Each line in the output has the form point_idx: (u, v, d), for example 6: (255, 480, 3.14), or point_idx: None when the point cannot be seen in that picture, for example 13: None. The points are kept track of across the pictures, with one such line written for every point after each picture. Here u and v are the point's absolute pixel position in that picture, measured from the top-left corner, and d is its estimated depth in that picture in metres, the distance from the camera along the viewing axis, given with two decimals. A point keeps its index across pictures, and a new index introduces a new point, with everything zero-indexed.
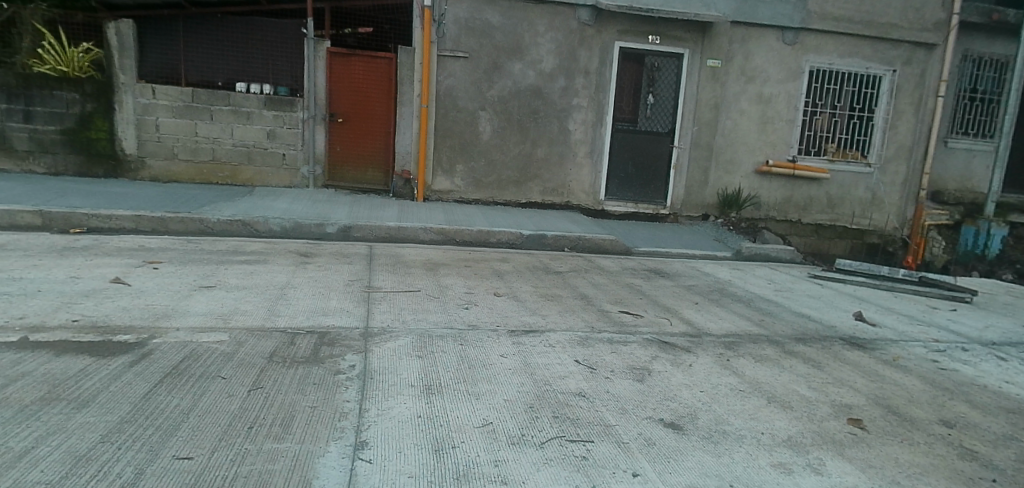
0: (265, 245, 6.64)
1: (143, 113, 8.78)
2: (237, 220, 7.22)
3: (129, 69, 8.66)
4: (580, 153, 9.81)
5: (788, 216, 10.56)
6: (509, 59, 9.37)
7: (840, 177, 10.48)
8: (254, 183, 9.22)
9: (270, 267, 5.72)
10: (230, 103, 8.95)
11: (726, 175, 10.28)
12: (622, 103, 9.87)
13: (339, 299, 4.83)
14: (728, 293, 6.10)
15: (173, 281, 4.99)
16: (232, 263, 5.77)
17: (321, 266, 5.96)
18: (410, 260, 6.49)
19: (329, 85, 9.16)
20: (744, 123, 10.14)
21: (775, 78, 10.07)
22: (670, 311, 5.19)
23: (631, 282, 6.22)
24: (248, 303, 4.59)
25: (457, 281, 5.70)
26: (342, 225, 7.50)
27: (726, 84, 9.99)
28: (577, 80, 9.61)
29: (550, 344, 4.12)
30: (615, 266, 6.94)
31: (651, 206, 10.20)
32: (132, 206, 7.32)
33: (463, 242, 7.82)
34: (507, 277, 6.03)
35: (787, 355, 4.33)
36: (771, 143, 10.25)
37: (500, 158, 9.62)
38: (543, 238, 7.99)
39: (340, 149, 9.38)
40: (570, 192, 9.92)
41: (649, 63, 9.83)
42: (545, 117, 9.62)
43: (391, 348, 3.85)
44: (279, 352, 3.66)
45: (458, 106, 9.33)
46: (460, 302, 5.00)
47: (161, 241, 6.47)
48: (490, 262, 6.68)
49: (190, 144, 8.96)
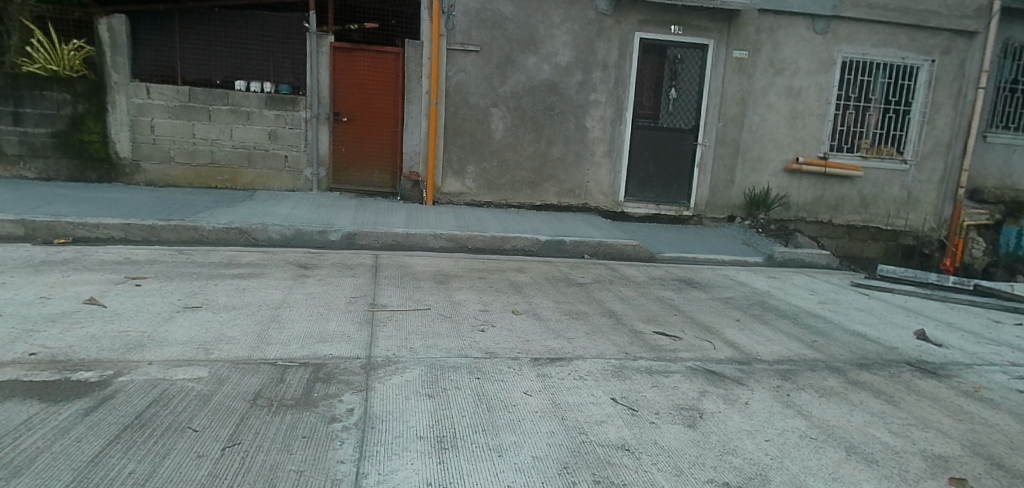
0: (263, 256, 6.11)
1: (137, 114, 8.29)
2: (234, 228, 6.72)
3: (122, 67, 8.16)
4: (598, 151, 9.23)
5: (820, 217, 9.92)
6: (523, 52, 8.80)
7: (876, 176, 9.84)
8: (254, 186, 8.71)
9: (266, 282, 5.20)
10: (229, 102, 8.44)
11: (754, 173, 9.65)
12: (643, 98, 9.27)
13: (338, 322, 4.28)
14: (770, 308, 5.50)
15: (156, 301, 4.46)
16: (224, 278, 5.25)
17: (321, 280, 5.42)
18: (421, 271, 5.95)
19: (333, 82, 8.64)
20: (772, 118, 9.52)
21: (806, 70, 9.43)
22: (712, 332, 4.60)
23: (662, 295, 5.63)
24: (236, 328, 4.04)
25: (471, 297, 5.15)
26: (346, 232, 7.00)
27: (754, 77, 9.36)
28: (595, 74, 9.03)
29: (580, 377, 3.55)
30: (642, 276, 6.36)
31: (674, 207, 9.60)
32: (122, 213, 6.83)
33: (475, 249, 7.28)
34: (526, 291, 5.46)
35: (853, 386, 3.75)
36: (801, 140, 9.62)
37: (514, 158, 9.06)
38: (561, 244, 7.44)
39: (344, 150, 8.85)
40: (588, 193, 9.35)
41: (672, 55, 9.22)
42: (561, 114, 9.05)
43: (396, 384, 3.30)
44: (264, 393, 3.12)
45: (469, 103, 8.79)
46: (474, 324, 4.43)
47: (150, 253, 5.96)
48: (505, 273, 6.12)
49: (187, 146, 8.45)
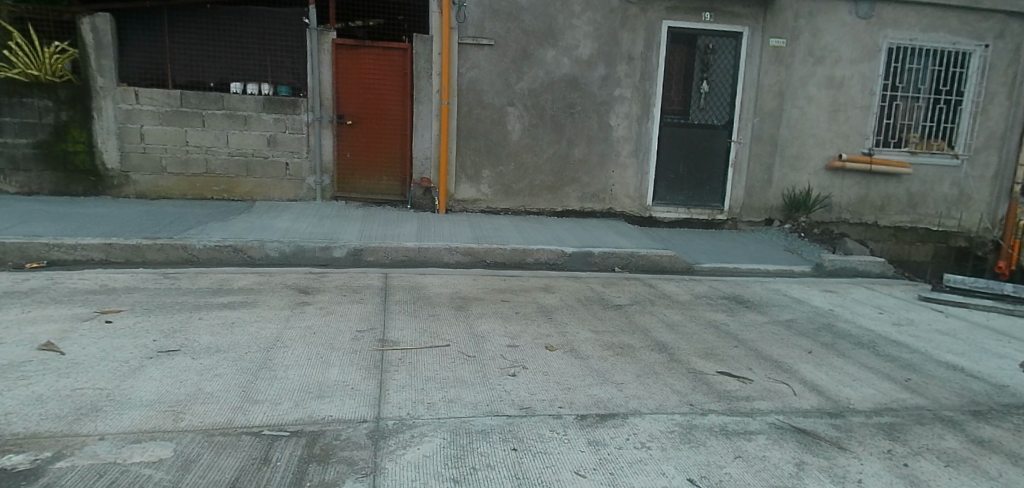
0: (257, 280, 5.42)
1: (126, 121, 7.64)
2: (227, 245, 6.07)
3: (107, 71, 7.51)
4: (624, 151, 8.51)
5: (864, 218, 9.14)
6: (540, 45, 8.09)
7: (924, 172, 9.04)
8: (254, 197, 8.05)
9: (259, 314, 4.51)
10: (224, 106, 7.78)
11: (793, 172, 8.88)
12: (671, 92, 8.52)
13: (340, 369, 3.57)
14: (841, 333, 4.75)
15: (127, 345, 3.77)
16: (211, 309, 4.56)
17: (322, 309, 4.71)
18: (437, 295, 5.23)
19: (336, 82, 7.95)
20: (813, 112, 8.74)
21: (849, 58, 8.65)
22: (785, 371, 3.87)
23: (713, 319, 4.90)
24: (218, 381, 3.33)
25: (496, 327, 4.43)
26: (351, 247, 6.31)
27: (792, 67, 8.59)
28: (619, 68, 8.30)
29: (642, 444, 2.87)
30: (685, 295, 5.62)
31: (706, 211, 8.85)
32: (104, 232, 6.17)
33: (495, 264, 6.59)
34: (558, 317, 4.73)
35: (980, 448, 3.05)
36: (844, 135, 8.84)
37: (532, 160, 8.35)
38: (589, 256, 6.72)
39: (350, 155, 8.16)
40: (613, 198, 8.64)
41: (702, 45, 8.46)
42: (583, 112, 8.33)
43: (412, 464, 2.63)
44: (241, 483, 2.48)
45: (483, 102, 8.10)
46: (502, 366, 3.71)
47: (130, 278, 5.30)
48: (530, 294, 5.40)
49: (179, 154, 7.79)
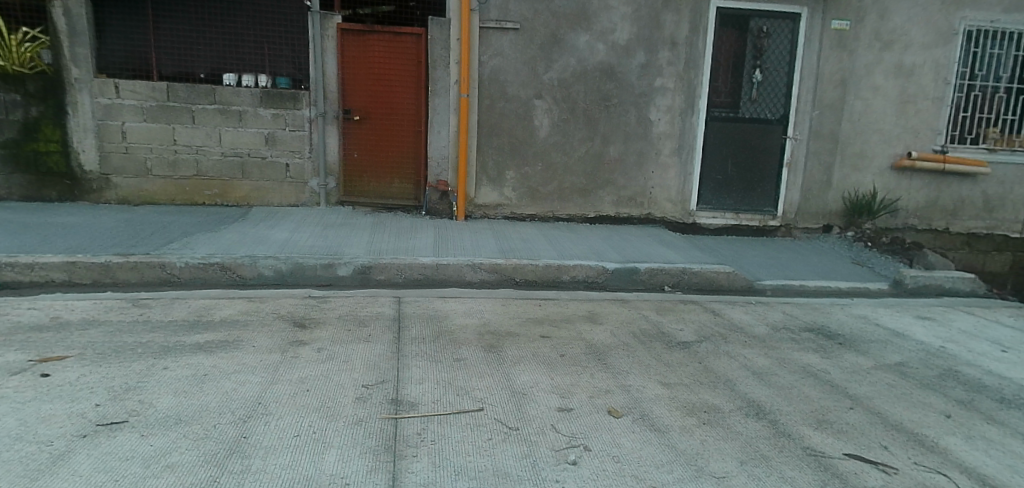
0: (244, 309, 4.51)
1: (105, 117, 6.74)
2: (212, 262, 5.16)
3: (83, 61, 6.59)
4: (665, 149, 7.53)
5: (933, 224, 8.10)
6: (572, 29, 7.12)
7: (1003, 172, 7.98)
8: (250, 202, 7.14)
9: (242, 361, 3.57)
10: (216, 101, 6.87)
11: (856, 173, 7.86)
12: (719, 82, 7.52)
13: (340, 454, 2.66)
14: (972, 385, 3.77)
15: (57, 415, 2.86)
16: (181, 354, 3.63)
17: (320, 352, 3.76)
18: (461, 330, 4.27)
19: (341, 72, 7.01)
20: (879, 104, 7.71)
21: (921, 43, 7.60)
22: (932, 452, 2.92)
23: (808, 364, 3.93)
24: (164, 480, 2.43)
25: (540, 379, 3.48)
26: (357, 264, 5.39)
27: (857, 53, 7.56)
28: (661, 54, 7.30)
29: None
30: (760, 327, 4.64)
31: (758, 216, 7.85)
32: (69, 246, 5.29)
33: (525, 283, 5.65)
34: (614, 363, 3.75)
35: None
36: (914, 130, 7.80)
37: (562, 160, 7.39)
38: (634, 273, 5.77)
39: (357, 155, 7.21)
40: (652, 202, 7.66)
41: (755, 28, 7.44)
42: (620, 105, 7.35)
43: None
44: None
45: (506, 94, 7.15)
46: (558, 446, 2.77)
47: (91, 306, 4.40)
48: (574, 326, 4.43)
49: (166, 155, 6.89)
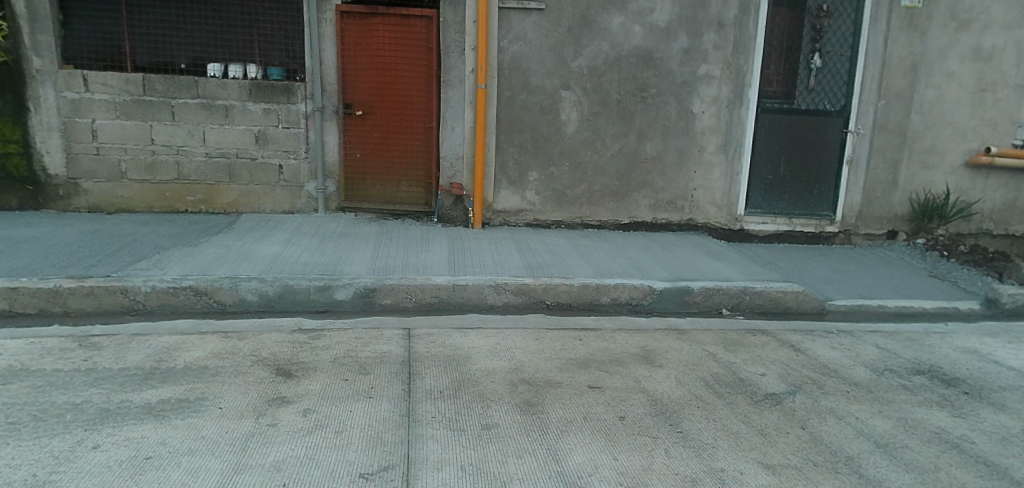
0: (217, 349, 3.64)
1: (72, 114, 5.89)
2: (185, 287, 4.30)
3: (44, 49, 5.73)
4: (710, 146, 6.60)
5: (1014, 229, 7.08)
6: (603, 10, 6.20)
7: None
8: (239, 209, 6.28)
9: (200, 434, 2.69)
10: (199, 94, 6.00)
11: (926, 171, 6.89)
12: (771, 69, 6.58)
13: None
14: None
15: None
16: (122, 422, 2.75)
17: (308, 417, 2.88)
18: (486, 379, 3.37)
19: (342, 61, 6.13)
20: (954, 93, 6.72)
21: (1004, 22, 6.59)
22: None
23: (941, 429, 3.01)
24: None
25: (599, 462, 2.58)
26: (358, 287, 4.51)
27: (930, 33, 6.57)
28: (706, 38, 6.37)
29: None
30: (858, 370, 3.72)
31: (815, 221, 6.92)
32: (16, 266, 4.44)
33: (557, 307, 4.76)
34: (692, 432, 2.85)
35: None
36: (993, 122, 6.79)
37: (592, 159, 6.47)
38: (687, 294, 4.85)
39: (361, 154, 6.33)
40: (695, 206, 6.74)
41: (814, 6, 6.48)
42: (658, 96, 6.42)
43: None
44: None
45: (529, 84, 6.25)
46: None
47: (27, 348, 3.55)
48: (629, 372, 3.52)
49: (142, 156, 6.03)
